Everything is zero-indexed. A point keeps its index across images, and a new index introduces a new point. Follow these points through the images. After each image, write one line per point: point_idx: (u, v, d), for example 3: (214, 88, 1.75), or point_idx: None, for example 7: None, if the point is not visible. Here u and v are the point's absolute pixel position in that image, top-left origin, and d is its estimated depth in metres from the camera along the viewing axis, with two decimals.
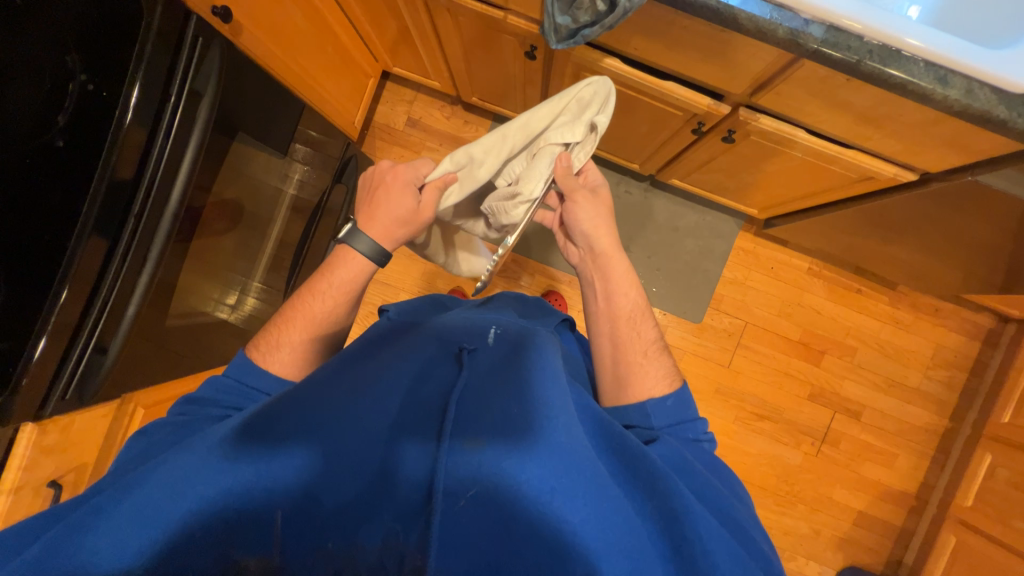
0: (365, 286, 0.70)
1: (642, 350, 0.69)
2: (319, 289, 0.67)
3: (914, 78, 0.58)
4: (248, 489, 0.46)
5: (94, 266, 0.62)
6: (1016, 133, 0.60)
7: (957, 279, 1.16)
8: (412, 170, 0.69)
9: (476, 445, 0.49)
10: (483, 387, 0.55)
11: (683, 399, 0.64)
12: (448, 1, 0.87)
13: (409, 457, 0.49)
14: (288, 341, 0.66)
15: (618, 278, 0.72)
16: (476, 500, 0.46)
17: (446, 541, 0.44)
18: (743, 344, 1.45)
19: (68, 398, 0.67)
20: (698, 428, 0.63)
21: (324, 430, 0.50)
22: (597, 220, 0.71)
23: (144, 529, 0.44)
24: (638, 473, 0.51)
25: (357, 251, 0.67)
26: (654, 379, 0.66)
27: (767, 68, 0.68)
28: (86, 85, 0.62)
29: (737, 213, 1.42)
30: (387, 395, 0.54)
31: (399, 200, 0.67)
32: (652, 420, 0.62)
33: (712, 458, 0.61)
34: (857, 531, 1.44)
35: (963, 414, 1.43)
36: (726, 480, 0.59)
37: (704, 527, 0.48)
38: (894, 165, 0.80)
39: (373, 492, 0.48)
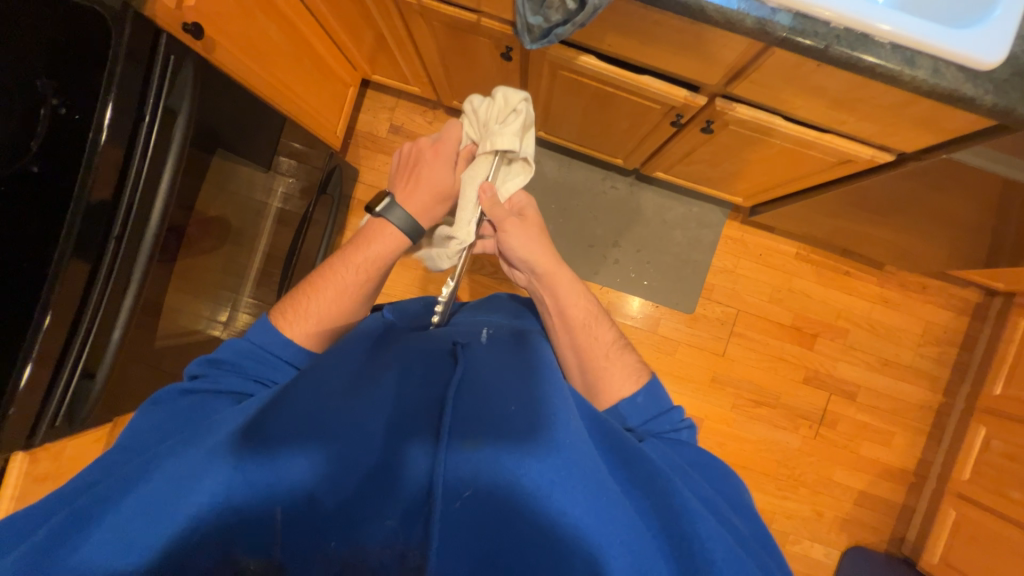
0: (393, 265, 0.68)
1: (603, 354, 0.68)
2: (351, 260, 0.67)
3: (882, 61, 0.59)
4: (248, 491, 0.46)
5: (77, 291, 0.62)
6: (985, 110, 0.61)
7: (942, 256, 1.17)
8: (451, 140, 0.69)
9: (474, 446, 0.49)
10: (479, 385, 0.54)
11: (654, 391, 0.65)
12: (421, 6, 0.87)
13: (410, 460, 0.49)
14: (315, 311, 0.65)
15: (566, 293, 0.70)
16: (474, 500, 0.47)
17: (446, 538, 0.46)
18: (736, 331, 1.46)
19: (58, 425, 0.65)
20: (675, 416, 0.64)
21: (319, 432, 0.49)
22: (531, 242, 0.69)
23: (147, 529, 0.44)
24: (634, 468, 0.52)
25: (390, 222, 0.66)
26: (619, 381, 0.66)
27: (739, 58, 0.68)
28: (58, 109, 0.61)
29: (724, 202, 1.43)
30: (383, 395, 0.53)
31: (437, 173, 0.68)
32: (628, 421, 0.63)
33: (698, 449, 0.61)
34: (859, 511, 1.45)
35: (957, 388, 1.45)
36: (715, 475, 0.59)
37: (703, 523, 0.48)
38: (872, 147, 0.81)
39: (372, 492, 0.48)
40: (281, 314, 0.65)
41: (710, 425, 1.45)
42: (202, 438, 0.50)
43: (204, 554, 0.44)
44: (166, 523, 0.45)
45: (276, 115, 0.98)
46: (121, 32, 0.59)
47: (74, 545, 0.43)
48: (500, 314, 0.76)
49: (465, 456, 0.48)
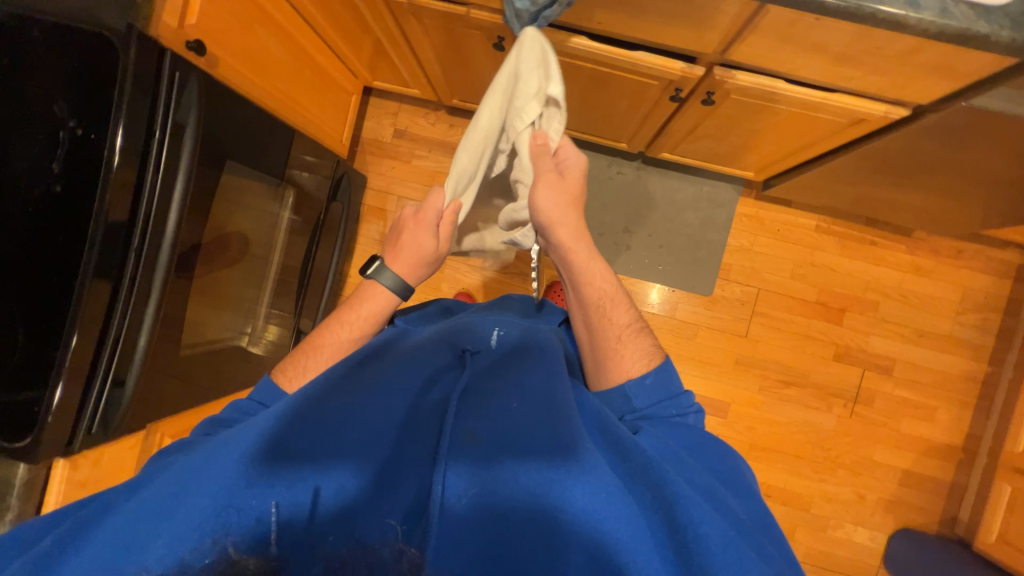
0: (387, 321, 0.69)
1: (616, 334, 0.66)
2: (347, 319, 0.67)
3: (885, 6, 0.57)
4: (250, 489, 0.44)
5: (101, 308, 0.65)
6: (1003, 47, 0.57)
7: (975, 216, 1.11)
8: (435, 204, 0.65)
9: (477, 440, 0.49)
10: (486, 390, 0.55)
11: (666, 374, 0.63)
12: (412, 6, 0.88)
13: (410, 480, 0.47)
14: (314, 367, 0.64)
15: (590, 268, 0.67)
16: (475, 497, 0.46)
17: (443, 539, 0.44)
18: (758, 311, 1.41)
19: (94, 432, 0.69)
20: (683, 402, 0.62)
21: (322, 438, 0.48)
22: (562, 206, 0.63)
23: (152, 528, 0.43)
24: (630, 462, 0.49)
25: (385, 285, 0.67)
26: (631, 359, 0.64)
27: (733, 21, 0.67)
28: (75, 130, 0.63)
29: (736, 179, 1.40)
30: (389, 400, 0.52)
31: (418, 244, 0.67)
32: (633, 402, 0.61)
33: (704, 434, 0.58)
34: (904, 491, 1.38)
35: (1002, 357, 1.37)
36: (711, 457, 0.56)
37: (697, 509, 0.44)
38: (884, 103, 0.78)
39: (376, 488, 0.46)
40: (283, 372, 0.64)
41: (738, 409, 1.41)
42: (216, 437, 0.49)
43: (198, 550, 0.41)
44: (167, 530, 0.42)
45: (285, 128, 1.01)
46: (128, 52, 0.62)
47: (82, 545, 0.43)
48: (509, 313, 0.74)
49: (468, 454, 0.48)
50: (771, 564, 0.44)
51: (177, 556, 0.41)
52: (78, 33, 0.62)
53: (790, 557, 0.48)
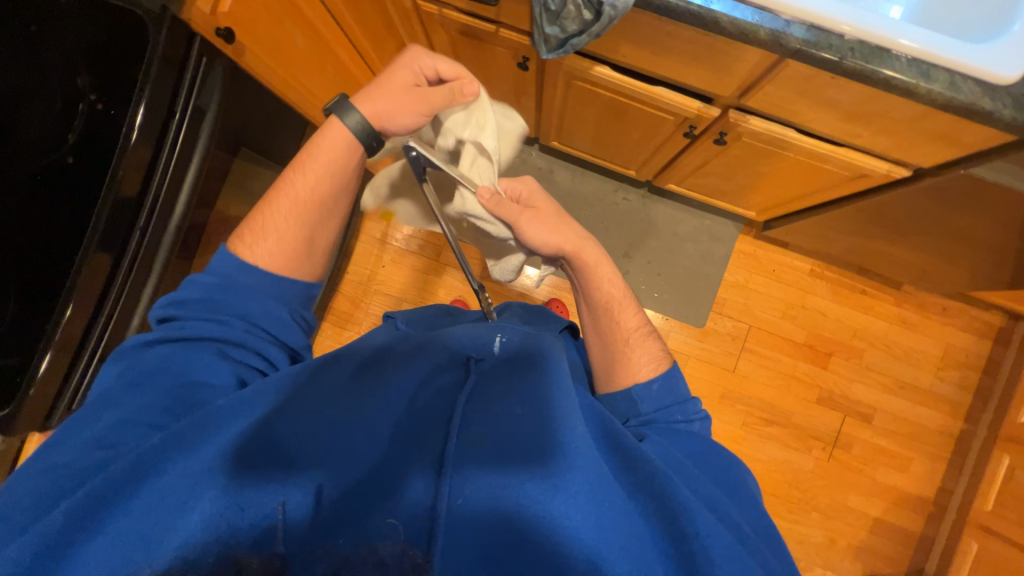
0: (347, 173, 0.64)
1: (625, 336, 0.66)
2: (301, 166, 0.62)
3: (898, 73, 0.59)
4: (257, 488, 0.43)
5: (98, 284, 0.64)
6: (1004, 124, 0.60)
7: (963, 277, 1.14)
8: (426, 57, 0.63)
9: (481, 446, 0.49)
10: (491, 394, 0.55)
11: (674, 378, 0.63)
12: (441, 17, 0.89)
13: (411, 485, 0.46)
14: (274, 227, 0.61)
15: (597, 275, 0.69)
16: (481, 504, 0.45)
17: (449, 544, 0.43)
18: (748, 347, 1.43)
19: (74, 409, 0.68)
20: (690, 408, 0.61)
21: (325, 442, 0.47)
22: (553, 229, 0.68)
23: (165, 520, 0.41)
24: (633, 471, 0.48)
25: (342, 125, 0.61)
26: (639, 363, 0.64)
27: (752, 70, 0.69)
28: (95, 104, 0.64)
29: (736, 216, 1.43)
30: (390, 405, 0.52)
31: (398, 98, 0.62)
32: (639, 406, 0.61)
33: (709, 443, 0.57)
34: (874, 539, 1.40)
35: (978, 416, 1.40)
36: (717, 466, 0.55)
37: (704, 521, 0.44)
38: (887, 161, 0.81)
39: (378, 492, 0.45)
40: (242, 230, 0.61)
41: (719, 442, 1.42)
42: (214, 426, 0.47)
43: (206, 545, 0.40)
44: (176, 524, 0.41)
45: None
46: (159, 33, 0.63)
47: (93, 529, 0.41)
48: (509, 318, 0.70)
49: (474, 464, 0.47)
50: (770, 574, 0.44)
51: (186, 548, 0.39)
52: (109, 10, 0.62)
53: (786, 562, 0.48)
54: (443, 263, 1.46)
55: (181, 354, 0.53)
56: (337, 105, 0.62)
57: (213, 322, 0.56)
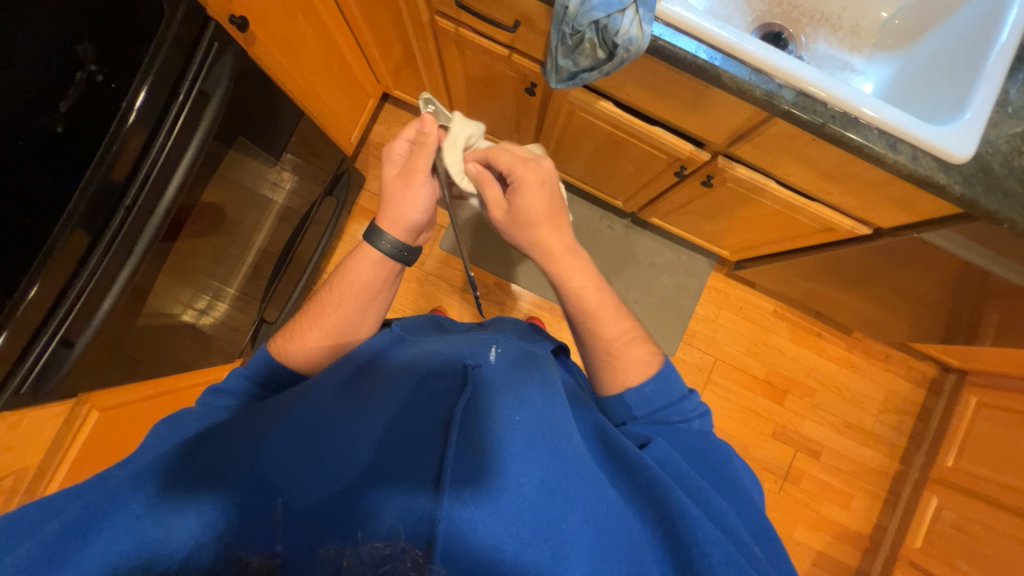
0: (379, 287, 0.63)
1: (607, 345, 0.62)
2: (337, 287, 0.62)
3: (870, 143, 0.67)
4: (250, 492, 0.42)
5: (72, 261, 0.60)
6: (954, 198, 0.68)
7: (906, 329, 1.25)
8: (400, 141, 0.63)
9: (483, 449, 0.45)
10: (491, 398, 0.50)
11: (665, 378, 0.59)
12: (456, 35, 0.91)
13: (407, 490, 0.43)
14: (305, 337, 0.60)
15: (571, 286, 0.63)
16: (480, 506, 0.42)
17: (448, 551, 0.40)
18: (713, 379, 1.50)
19: (22, 395, 0.61)
20: (687, 406, 0.59)
21: (318, 443, 0.45)
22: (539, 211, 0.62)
23: (159, 523, 0.39)
24: (631, 478, 0.48)
25: (375, 249, 0.62)
26: (631, 366, 0.60)
27: (744, 123, 0.75)
28: (95, 75, 0.60)
29: (710, 254, 1.51)
30: (387, 407, 0.50)
31: (409, 199, 0.62)
32: (634, 410, 0.58)
33: (708, 439, 0.56)
34: (816, 571, 1.47)
35: (912, 458, 1.51)
36: (714, 465, 0.54)
37: (702, 529, 0.43)
38: (852, 219, 0.89)
39: (373, 495, 0.42)
40: (276, 342, 0.62)
41: None
42: (208, 431, 0.46)
43: (203, 547, 0.39)
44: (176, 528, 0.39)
45: (297, 112, 1.00)
46: (174, 13, 0.62)
47: (85, 540, 0.39)
48: (506, 333, 0.69)
49: (470, 464, 0.44)
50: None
51: (185, 553, 0.39)
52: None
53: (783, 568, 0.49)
54: (426, 272, 1.46)
55: (200, 406, 0.53)
56: (367, 234, 0.63)
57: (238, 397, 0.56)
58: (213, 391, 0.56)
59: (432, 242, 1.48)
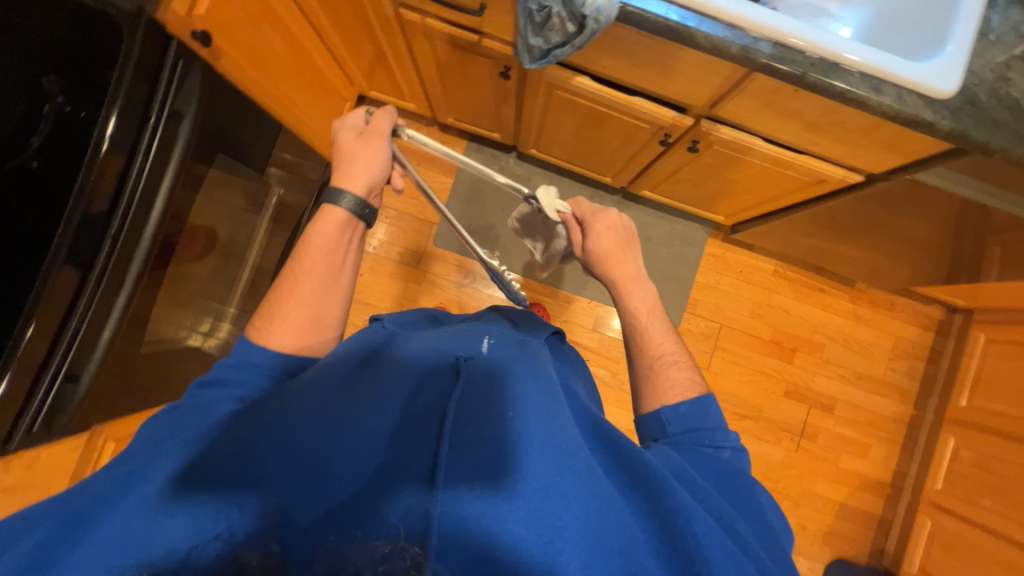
0: (344, 248, 0.66)
1: (651, 361, 0.65)
2: (303, 254, 0.64)
3: (852, 87, 0.65)
4: (246, 491, 0.41)
5: (65, 299, 0.60)
6: (944, 133, 0.67)
7: (909, 274, 1.25)
8: (352, 116, 0.70)
9: (477, 447, 0.45)
10: (487, 392, 0.51)
11: (704, 406, 0.59)
12: (423, 25, 0.89)
13: (405, 485, 0.42)
14: (286, 313, 0.61)
15: (626, 306, 0.70)
16: (476, 503, 0.41)
17: (443, 544, 0.39)
18: (720, 345, 1.50)
19: (34, 432, 0.62)
20: (718, 436, 0.57)
21: (310, 443, 0.45)
22: (610, 248, 0.72)
23: (151, 525, 0.39)
24: (631, 472, 0.47)
25: (339, 208, 0.65)
26: (671, 386, 0.62)
27: (723, 82, 0.74)
28: (65, 107, 0.57)
29: (705, 221, 1.50)
30: (380, 407, 0.49)
31: (365, 165, 0.66)
32: (667, 427, 0.58)
33: (734, 467, 0.54)
34: (841, 523, 1.48)
35: (926, 401, 1.51)
36: (739, 485, 0.52)
37: (699, 521, 0.43)
38: (843, 168, 0.88)
39: (367, 495, 0.42)
40: (253, 326, 0.61)
41: None
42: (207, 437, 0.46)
43: (203, 547, 0.39)
44: (166, 530, 0.39)
45: (272, 123, 0.98)
46: (133, 35, 0.61)
47: (77, 540, 0.39)
48: (498, 324, 0.68)
49: (464, 459, 0.44)
50: None
51: (180, 551, 0.38)
52: None
53: None
54: (423, 270, 1.46)
55: (192, 400, 0.51)
56: (327, 198, 0.65)
57: (231, 392, 0.53)
58: (202, 383, 0.53)
59: (426, 240, 1.47)
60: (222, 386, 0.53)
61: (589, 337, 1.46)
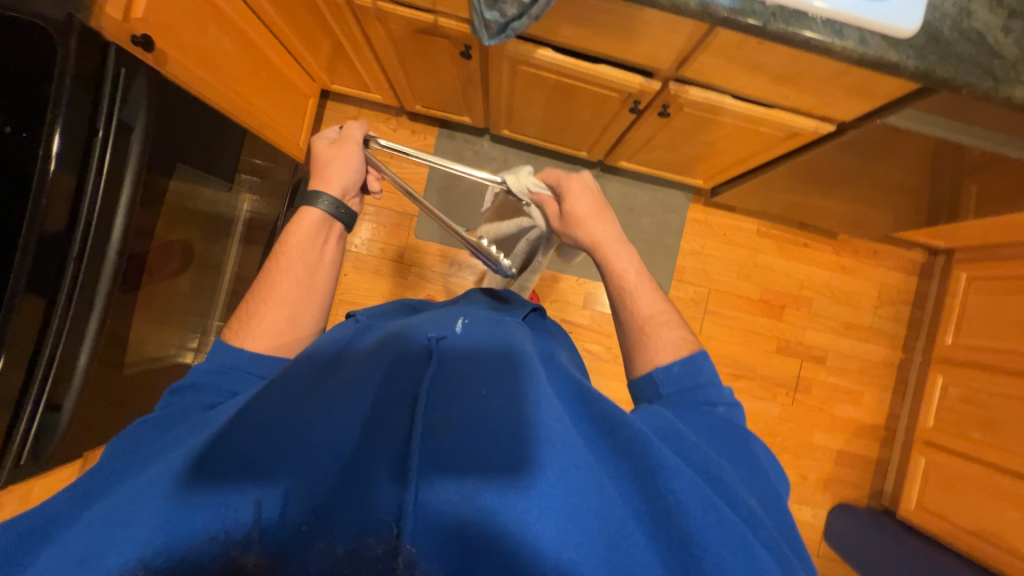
0: (322, 249, 0.66)
1: (642, 323, 0.65)
2: (282, 257, 0.65)
3: (816, 34, 0.64)
4: (209, 490, 0.40)
5: (31, 330, 0.59)
6: (910, 73, 0.66)
7: (889, 221, 1.26)
8: (325, 131, 0.71)
9: (450, 429, 0.45)
10: (459, 373, 0.51)
11: (696, 363, 0.59)
12: (376, 10, 0.86)
13: (380, 473, 0.42)
14: (262, 314, 0.61)
15: (610, 271, 0.70)
16: (452, 489, 0.41)
17: (418, 529, 0.40)
18: (710, 310, 1.51)
19: (23, 464, 0.61)
20: (712, 392, 0.57)
21: (279, 438, 0.44)
22: (588, 214, 0.71)
23: (113, 535, 0.38)
24: (614, 437, 0.47)
25: (315, 210, 0.66)
26: (662, 345, 0.62)
27: (687, 41, 0.73)
28: (2, 128, 0.58)
29: (686, 187, 1.49)
30: (351, 396, 0.48)
31: (339, 177, 0.68)
32: (661, 388, 0.58)
33: (730, 422, 0.55)
34: (840, 469, 1.52)
35: (913, 344, 1.55)
36: (729, 440, 0.53)
37: (677, 477, 0.44)
38: (815, 119, 0.87)
39: (344, 486, 0.42)
40: (230, 330, 0.61)
41: None
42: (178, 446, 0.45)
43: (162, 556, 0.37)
44: (130, 537, 0.37)
45: (233, 126, 0.95)
46: (66, 44, 0.58)
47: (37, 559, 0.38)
48: (477, 306, 0.69)
49: (438, 443, 0.44)
50: (756, 526, 0.44)
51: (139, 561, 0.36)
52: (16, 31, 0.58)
53: (789, 535, 0.47)
54: (407, 264, 1.44)
55: (167, 409, 0.52)
56: (304, 200, 0.67)
57: (200, 396, 0.53)
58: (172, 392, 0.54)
59: (407, 234, 1.45)
60: (197, 392, 0.53)
61: (580, 314, 1.46)
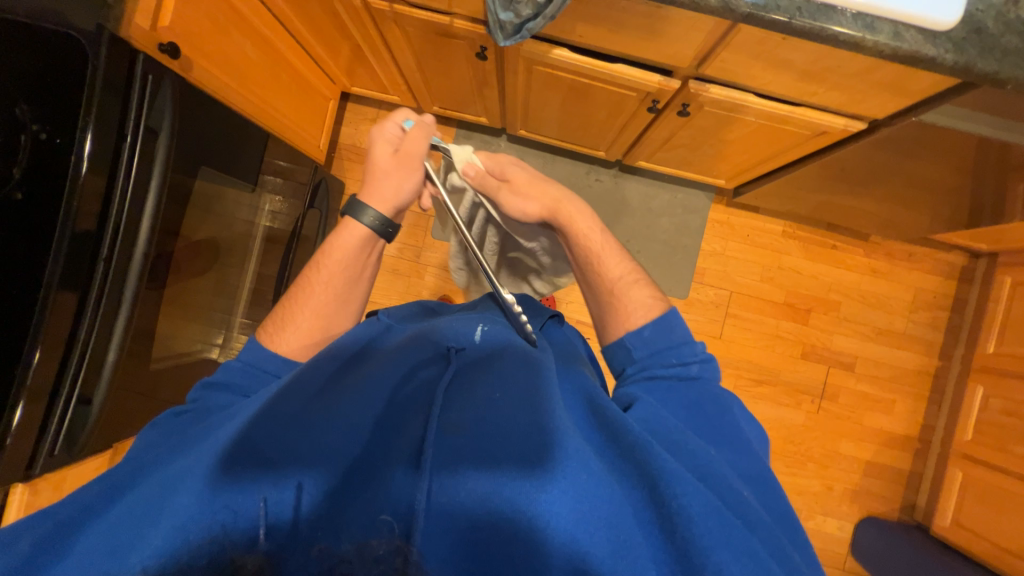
0: (362, 262, 0.65)
1: (609, 287, 0.62)
2: (320, 266, 0.64)
3: (845, 28, 0.61)
4: (224, 487, 0.40)
5: (64, 327, 0.61)
6: (947, 69, 0.62)
7: (926, 222, 1.19)
8: (390, 124, 0.65)
9: (462, 431, 0.46)
10: (474, 378, 0.52)
11: (667, 323, 0.58)
12: (393, 13, 0.87)
13: (394, 474, 0.43)
14: (298, 321, 0.62)
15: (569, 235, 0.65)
16: (465, 491, 0.42)
17: (429, 525, 0.40)
18: (731, 313, 1.47)
19: (57, 453, 0.65)
20: (685, 351, 0.57)
21: (297, 434, 0.44)
22: (532, 180, 0.66)
23: (138, 528, 0.39)
24: (618, 443, 0.46)
25: (360, 224, 0.63)
26: (634, 306, 0.60)
27: (707, 38, 0.70)
28: (38, 134, 0.61)
29: (707, 187, 1.45)
30: (368, 398, 0.49)
31: (398, 185, 0.64)
32: (633, 354, 0.58)
33: (710, 392, 0.53)
34: (868, 481, 1.46)
35: (951, 351, 1.47)
36: (721, 427, 0.51)
37: (682, 482, 0.41)
38: (844, 116, 0.83)
39: (358, 483, 0.43)
40: (266, 331, 0.62)
41: None
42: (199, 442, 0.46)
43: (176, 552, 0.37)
44: (151, 530, 0.38)
45: (257, 130, 0.98)
46: (98, 52, 0.61)
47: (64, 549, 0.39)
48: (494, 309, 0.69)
49: (453, 443, 0.45)
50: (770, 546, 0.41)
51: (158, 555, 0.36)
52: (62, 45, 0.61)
53: (809, 560, 0.44)
54: (423, 263, 1.45)
55: (196, 406, 0.54)
56: (350, 210, 0.64)
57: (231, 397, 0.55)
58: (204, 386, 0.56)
59: (424, 234, 1.46)
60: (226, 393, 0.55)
61: None
